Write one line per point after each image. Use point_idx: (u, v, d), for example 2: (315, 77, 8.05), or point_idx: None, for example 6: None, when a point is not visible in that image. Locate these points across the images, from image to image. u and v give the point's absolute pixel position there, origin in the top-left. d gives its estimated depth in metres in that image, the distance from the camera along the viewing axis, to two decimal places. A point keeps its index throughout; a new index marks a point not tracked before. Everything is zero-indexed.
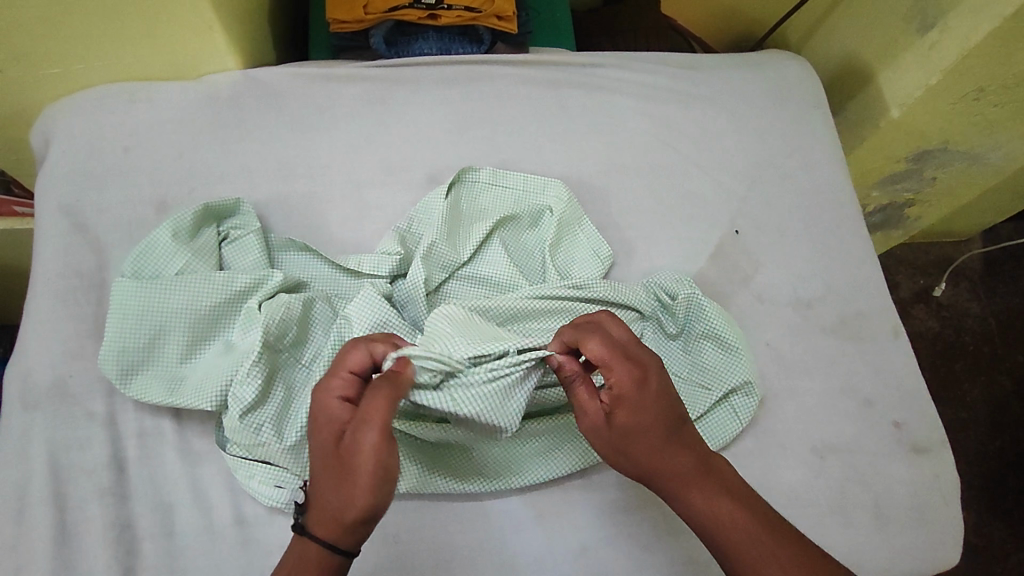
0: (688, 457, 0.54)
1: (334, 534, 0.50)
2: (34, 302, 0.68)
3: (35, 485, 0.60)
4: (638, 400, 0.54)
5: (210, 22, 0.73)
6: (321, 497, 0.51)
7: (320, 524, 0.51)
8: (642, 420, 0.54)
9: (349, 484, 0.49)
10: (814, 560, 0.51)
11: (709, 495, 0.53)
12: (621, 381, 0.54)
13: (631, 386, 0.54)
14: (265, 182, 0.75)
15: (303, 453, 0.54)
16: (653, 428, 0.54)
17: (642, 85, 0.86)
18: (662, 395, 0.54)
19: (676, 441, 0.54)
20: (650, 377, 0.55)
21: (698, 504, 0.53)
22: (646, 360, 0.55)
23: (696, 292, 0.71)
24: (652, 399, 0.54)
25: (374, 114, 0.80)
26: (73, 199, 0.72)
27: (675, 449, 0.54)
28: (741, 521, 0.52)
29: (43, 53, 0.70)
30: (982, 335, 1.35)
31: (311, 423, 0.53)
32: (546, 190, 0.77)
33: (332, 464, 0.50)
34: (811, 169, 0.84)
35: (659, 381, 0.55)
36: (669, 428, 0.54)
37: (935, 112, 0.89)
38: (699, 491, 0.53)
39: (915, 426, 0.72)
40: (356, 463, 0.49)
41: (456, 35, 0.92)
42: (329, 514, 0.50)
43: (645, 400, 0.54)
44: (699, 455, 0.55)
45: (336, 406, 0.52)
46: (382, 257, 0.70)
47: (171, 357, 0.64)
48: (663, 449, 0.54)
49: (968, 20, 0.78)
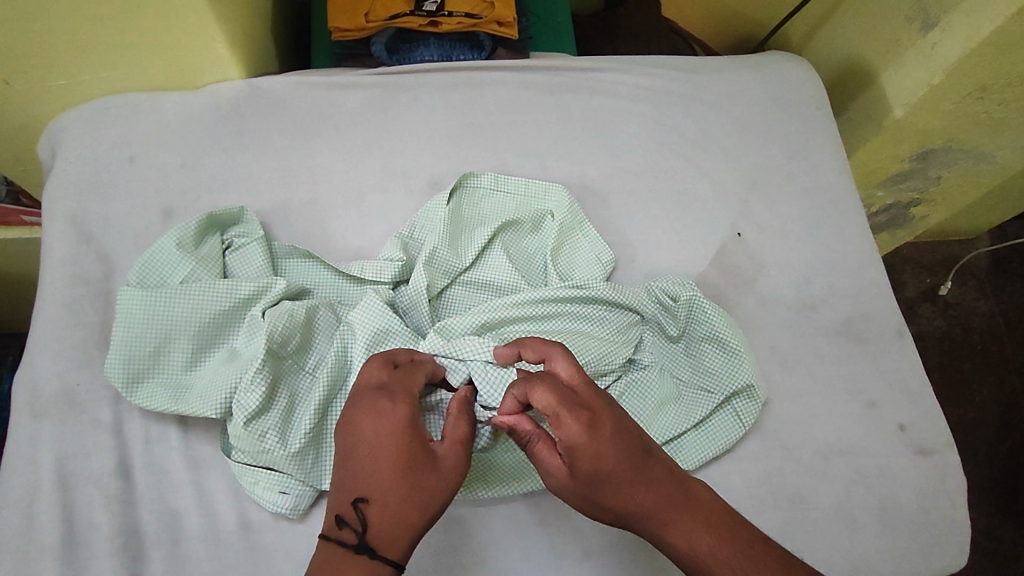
0: (658, 494, 0.51)
1: (408, 547, 0.49)
2: (41, 311, 0.69)
3: (43, 493, 0.61)
4: (594, 447, 0.50)
5: (212, 31, 0.73)
6: (401, 515, 0.48)
7: (394, 543, 0.48)
8: (603, 470, 0.50)
9: (439, 489, 0.50)
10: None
11: (686, 530, 0.51)
12: (570, 436, 0.50)
13: (581, 435, 0.50)
14: (268, 189, 0.76)
15: (362, 474, 0.49)
16: (616, 476, 0.50)
17: (642, 88, 0.86)
18: (618, 442, 0.51)
19: (644, 483, 0.51)
20: (601, 419, 0.51)
21: (677, 540, 0.50)
22: (593, 402, 0.52)
23: (698, 294, 0.71)
24: (611, 446, 0.50)
25: (375, 121, 0.80)
26: (79, 209, 0.73)
27: (645, 492, 0.51)
28: (721, 552, 0.50)
29: (50, 65, 0.71)
30: (989, 334, 1.34)
31: (383, 444, 0.50)
32: (547, 195, 0.77)
33: (405, 479, 0.49)
34: (814, 170, 0.84)
35: (609, 426, 0.51)
36: (632, 473, 0.51)
37: (938, 111, 0.89)
38: (675, 528, 0.50)
39: (921, 428, 0.72)
40: (450, 467, 0.51)
41: (457, 42, 0.92)
42: (409, 530, 0.49)
43: (602, 450, 0.50)
44: (671, 488, 0.51)
45: (402, 427, 0.51)
46: (385, 263, 0.70)
47: (176, 365, 0.65)
48: (631, 494, 0.50)
49: (970, 19, 0.78)
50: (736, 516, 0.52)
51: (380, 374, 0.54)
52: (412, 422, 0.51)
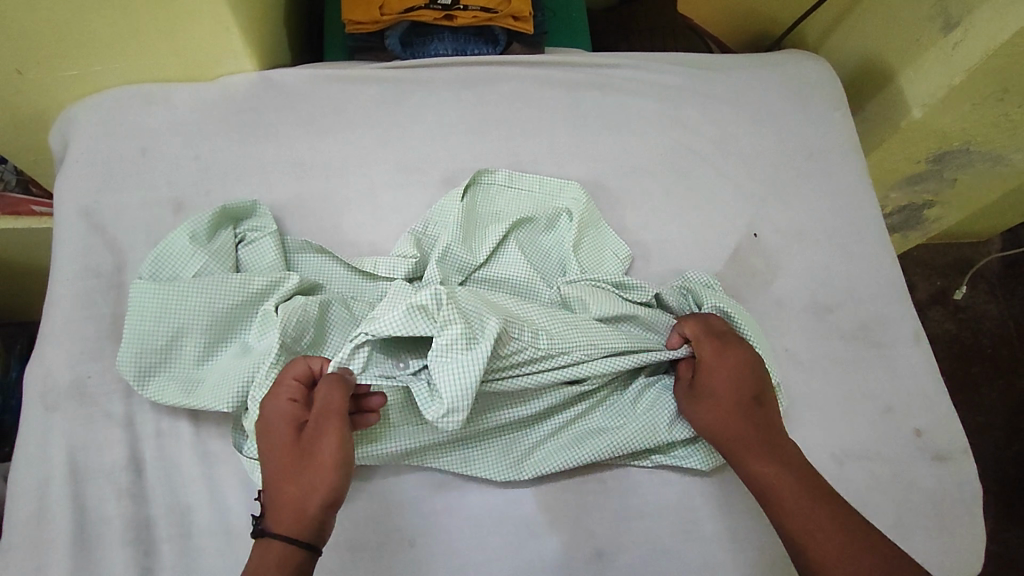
0: (749, 429, 0.60)
1: (304, 522, 0.53)
2: (53, 302, 0.68)
3: (54, 485, 0.60)
4: (719, 376, 0.63)
5: (227, 23, 0.73)
6: (290, 494, 0.54)
7: (283, 521, 0.53)
8: (715, 397, 0.63)
9: (312, 465, 0.55)
10: (855, 522, 0.55)
11: (761, 461, 0.59)
12: (705, 356, 0.65)
13: (707, 362, 0.64)
14: (281, 183, 0.75)
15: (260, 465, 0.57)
16: (727, 401, 0.62)
17: (658, 85, 0.85)
18: (738, 380, 0.63)
19: (750, 418, 0.61)
20: (729, 358, 0.64)
21: (752, 466, 0.59)
22: (730, 348, 0.64)
23: (726, 304, 0.68)
24: (730, 378, 0.63)
25: (389, 115, 0.80)
26: (91, 200, 0.72)
27: (745, 425, 0.61)
28: (787, 484, 0.57)
29: (64, 54, 0.71)
30: (1000, 338, 1.33)
31: (267, 439, 0.57)
32: (563, 192, 0.76)
33: (285, 462, 0.55)
34: (831, 170, 0.83)
35: (737, 364, 0.63)
36: (739, 407, 0.62)
37: (957, 113, 0.88)
38: (759, 458, 0.59)
39: (937, 434, 0.71)
40: (323, 444, 0.56)
41: (471, 36, 0.91)
42: (297, 506, 0.54)
43: (725, 378, 0.63)
44: (763, 429, 0.61)
45: (274, 421, 0.57)
46: (398, 260, 0.70)
47: (188, 359, 0.65)
48: (728, 420, 0.61)
49: (993, 20, 0.77)
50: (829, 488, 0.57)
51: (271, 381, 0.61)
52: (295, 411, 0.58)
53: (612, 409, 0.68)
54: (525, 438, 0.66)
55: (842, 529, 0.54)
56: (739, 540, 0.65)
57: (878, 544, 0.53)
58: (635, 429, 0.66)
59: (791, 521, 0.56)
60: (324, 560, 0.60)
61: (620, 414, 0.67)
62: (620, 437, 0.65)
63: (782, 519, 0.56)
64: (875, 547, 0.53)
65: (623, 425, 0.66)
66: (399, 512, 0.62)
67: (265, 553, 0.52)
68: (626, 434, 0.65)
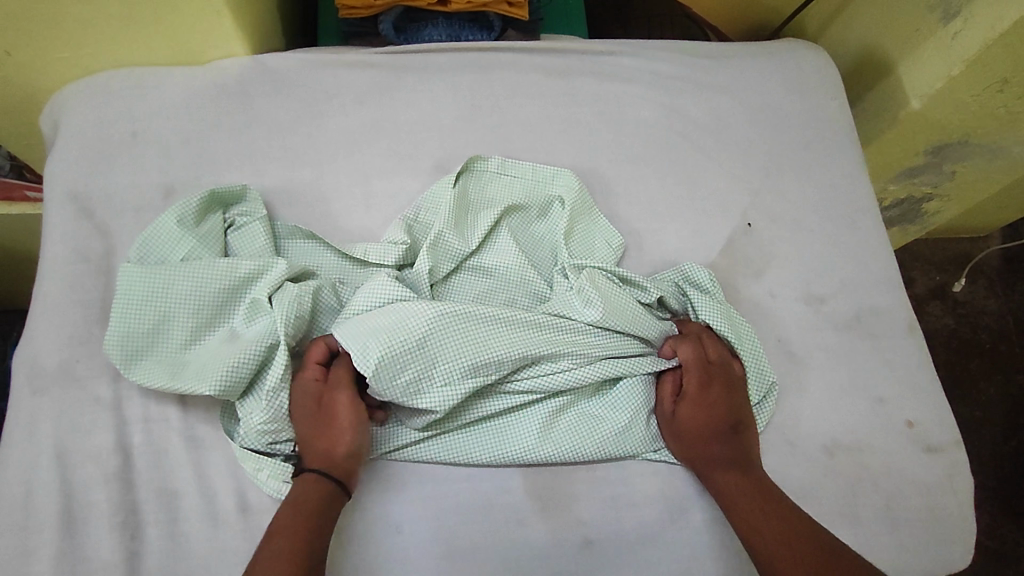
0: (725, 450, 0.64)
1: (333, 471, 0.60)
2: (41, 287, 0.68)
3: (42, 469, 0.60)
4: (703, 402, 0.66)
5: (218, 7, 0.72)
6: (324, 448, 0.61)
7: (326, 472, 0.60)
8: (695, 423, 0.66)
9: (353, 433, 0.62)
10: (807, 531, 0.59)
11: (728, 478, 0.62)
12: (694, 381, 0.67)
13: (694, 389, 0.67)
14: (272, 169, 0.75)
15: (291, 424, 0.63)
16: (707, 423, 0.65)
17: (654, 73, 0.84)
18: (717, 403, 0.66)
19: (724, 440, 0.64)
20: (714, 388, 0.67)
21: (718, 481, 0.63)
22: (715, 380, 0.67)
23: (717, 287, 0.72)
24: (713, 404, 0.66)
25: (382, 101, 0.79)
26: (81, 185, 0.72)
27: (717, 447, 0.64)
28: (747, 498, 0.61)
29: (52, 38, 0.70)
30: (998, 333, 1.32)
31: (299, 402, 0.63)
32: (556, 181, 0.76)
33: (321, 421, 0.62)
34: (827, 161, 0.82)
35: (721, 396, 0.67)
36: (718, 433, 0.65)
37: (956, 104, 0.87)
38: (725, 474, 0.63)
39: (929, 426, 0.71)
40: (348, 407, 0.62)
41: (466, 22, 0.90)
42: (329, 458, 0.60)
43: (710, 405, 0.66)
44: (736, 451, 0.64)
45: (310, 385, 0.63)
46: (389, 246, 0.69)
47: (174, 342, 0.64)
48: (706, 443, 0.64)
49: (994, 8, 0.76)
50: (786, 502, 0.61)
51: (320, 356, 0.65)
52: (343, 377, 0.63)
53: (601, 398, 0.67)
54: (518, 425, 0.65)
55: (790, 545, 0.58)
56: (728, 530, 0.65)
57: (828, 546, 0.58)
58: (623, 420, 0.66)
59: (752, 536, 0.59)
60: None
61: (609, 405, 0.67)
62: (608, 428, 0.65)
63: (744, 535, 0.60)
64: (824, 544, 0.58)
65: (610, 416, 0.66)
66: (387, 498, 0.62)
67: (301, 490, 0.58)
68: (618, 424, 0.66)
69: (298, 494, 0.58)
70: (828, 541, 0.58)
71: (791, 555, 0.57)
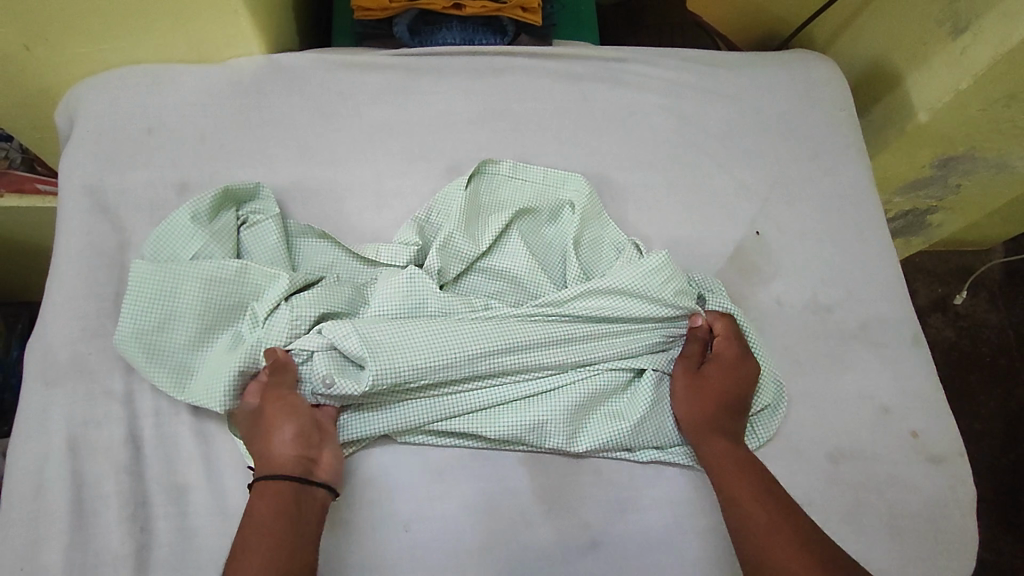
0: (730, 422, 0.66)
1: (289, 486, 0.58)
2: (55, 279, 0.69)
3: (52, 460, 0.61)
4: (726, 372, 0.67)
5: (236, 6, 0.73)
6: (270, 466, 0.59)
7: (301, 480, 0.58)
8: (713, 389, 0.67)
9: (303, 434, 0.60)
10: (788, 512, 0.60)
11: (723, 446, 0.64)
12: (727, 351, 0.68)
13: (724, 359, 0.68)
14: (286, 167, 0.75)
15: (246, 444, 0.61)
16: (722, 390, 0.67)
17: (666, 80, 0.85)
18: (735, 374, 0.68)
19: (734, 417, 0.66)
20: (745, 367, 0.68)
21: (716, 447, 0.64)
22: (743, 361, 0.68)
23: (725, 294, 0.72)
24: (738, 377, 0.68)
25: (396, 102, 0.80)
26: (97, 179, 0.72)
27: (729, 422, 0.66)
28: (737, 469, 0.62)
29: (71, 33, 0.71)
30: (999, 346, 1.33)
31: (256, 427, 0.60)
32: (567, 185, 0.76)
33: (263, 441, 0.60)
34: (835, 171, 0.83)
35: (741, 377, 0.68)
36: (730, 407, 0.66)
37: (963, 118, 0.88)
38: (721, 441, 0.64)
39: (933, 436, 0.71)
40: (292, 418, 0.60)
41: (480, 26, 0.91)
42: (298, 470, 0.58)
43: (732, 377, 0.67)
44: (738, 429, 0.66)
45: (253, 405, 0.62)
46: (400, 248, 0.70)
47: (182, 339, 0.64)
48: (716, 409, 0.66)
49: (1002, 24, 0.77)
50: (775, 487, 0.61)
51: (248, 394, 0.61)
52: (283, 391, 0.61)
53: (606, 398, 0.67)
54: (525, 419, 0.65)
55: (772, 517, 0.59)
56: (732, 536, 0.65)
57: (821, 537, 0.58)
58: (624, 426, 0.65)
59: (738, 503, 0.60)
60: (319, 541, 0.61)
61: (616, 406, 0.67)
62: (608, 434, 0.65)
63: (727, 503, 0.61)
64: (812, 526, 0.59)
65: (616, 415, 0.67)
66: (395, 497, 0.63)
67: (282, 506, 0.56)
68: (625, 424, 0.66)
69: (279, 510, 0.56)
70: (806, 522, 0.59)
71: (784, 536, 0.57)
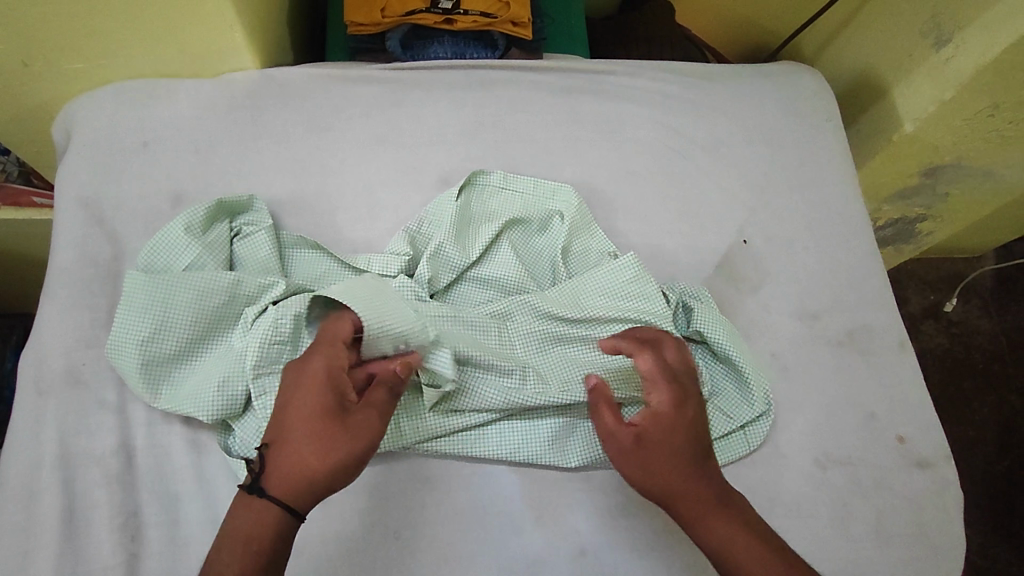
0: (695, 485, 0.57)
1: (298, 497, 0.54)
2: (49, 291, 0.69)
3: (44, 470, 0.61)
4: (664, 424, 0.58)
5: (230, 22, 0.74)
6: (294, 454, 0.55)
7: (298, 488, 0.54)
8: (664, 455, 0.57)
9: (347, 450, 0.55)
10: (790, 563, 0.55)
11: (706, 519, 0.56)
12: (657, 399, 0.60)
13: (654, 408, 0.59)
14: (279, 179, 0.76)
15: (290, 416, 0.56)
16: (676, 452, 0.57)
17: (654, 92, 0.86)
18: (664, 429, 0.58)
19: (695, 471, 0.57)
20: (683, 400, 0.60)
21: (697, 524, 0.56)
22: (666, 400, 0.59)
23: (711, 301, 0.73)
24: (677, 422, 0.58)
25: (387, 115, 0.81)
26: (92, 192, 0.73)
27: (694, 479, 0.57)
28: (730, 536, 0.55)
29: (68, 48, 0.72)
30: (991, 353, 1.34)
31: (309, 406, 0.56)
32: (556, 196, 0.77)
33: (316, 425, 0.55)
34: (821, 180, 0.84)
35: (683, 419, 0.59)
36: (690, 461, 0.57)
37: (948, 129, 0.89)
38: (699, 510, 0.56)
39: (919, 442, 0.72)
40: (356, 432, 0.55)
41: (471, 40, 0.93)
42: (302, 483, 0.54)
43: (671, 428, 0.58)
44: (704, 484, 0.57)
45: (336, 372, 0.57)
46: (391, 257, 0.71)
47: (170, 352, 0.65)
48: (677, 477, 0.57)
49: (983, 37, 0.78)
50: (769, 538, 0.56)
51: (332, 381, 0.57)
52: (378, 403, 0.57)
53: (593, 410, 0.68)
54: (513, 430, 0.66)
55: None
56: None
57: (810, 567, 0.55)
58: None
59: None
60: (310, 550, 0.61)
61: None
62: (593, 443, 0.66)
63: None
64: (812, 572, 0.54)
65: None
66: (386, 505, 0.63)
67: (263, 510, 0.53)
68: None
69: (257, 517, 0.53)
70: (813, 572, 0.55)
71: None
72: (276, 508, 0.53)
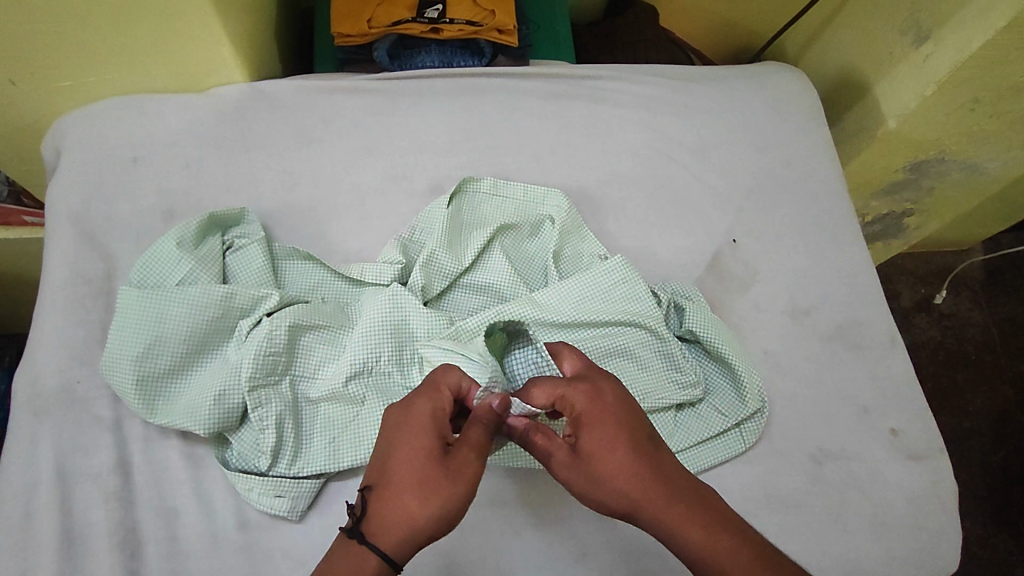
0: (651, 483, 0.51)
1: (401, 549, 0.48)
2: (43, 309, 0.69)
3: (41, 490, 0.61)
4: (593, 420, 0.53)
5: (217, 35, 0.74)
6: (399, 501, 0.49)
7: (396, 536, 0.48)
8: (605, 458, 0.52)
9: (453, 494, 0.49)
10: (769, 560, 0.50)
11: (675, 522, 0.50)
12: (577, 398, 0.53)
13: (581, 407, 0.53)
14: (270, 192, 0.77)
15: (392, 457, 0.50)
16: (616, 456, 0.52)
17: (640, 96, 0.87)
18: (620, 416, 0.53)
19: (642, 468, 0.52)
20: (604, 391, 0.54)
21: (665, 528, 0.50)
22: (593, 396, 0.53)
23: (703, 301, 0.74)
24: (608, 419, 0.53)
25: (377, 125, 0.82)
26: (83, 210, 0.73)
27: (649, 478, 0.51)
28: (701, 539, 0.50)
29: (55, 67, 0.72)
30: (983, 345, 1.35)
31: (413, 448, 0.50)
32: (546, 201, 0.78)
33: (423, 469, 0.49)
34: (808, 178, 0.85)
35: (614, 414, 0.53)
36: (636, 457, 0.52)
37: (931, 123, 0.90)
38: (661, 513, 0.51)
39: (913, 435, 0.72)
40: (462, 475, 0.50)
41: (458, 49, 0.93)
42: (402, 533, 0.48)
43: (607, 424, 0.53)
44: (660, 481, 0.52)
45: (440, 415, 0.52)
46: (384, 266, 0.71)
47: (164, 367, 0.64)
48: (630, 477, 0.51)
49: (961, 32, 0.80)
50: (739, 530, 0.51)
51: (433, 420, 0.52)
52: (486, 442, 0.52)
53: None
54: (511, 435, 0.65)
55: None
56: None
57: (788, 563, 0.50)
58: None
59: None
60: None
61: None
62: None
63: None
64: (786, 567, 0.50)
65: None
66: None
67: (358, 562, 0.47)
68: None
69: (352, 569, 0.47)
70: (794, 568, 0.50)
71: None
72: (374, 560, 0.47)
